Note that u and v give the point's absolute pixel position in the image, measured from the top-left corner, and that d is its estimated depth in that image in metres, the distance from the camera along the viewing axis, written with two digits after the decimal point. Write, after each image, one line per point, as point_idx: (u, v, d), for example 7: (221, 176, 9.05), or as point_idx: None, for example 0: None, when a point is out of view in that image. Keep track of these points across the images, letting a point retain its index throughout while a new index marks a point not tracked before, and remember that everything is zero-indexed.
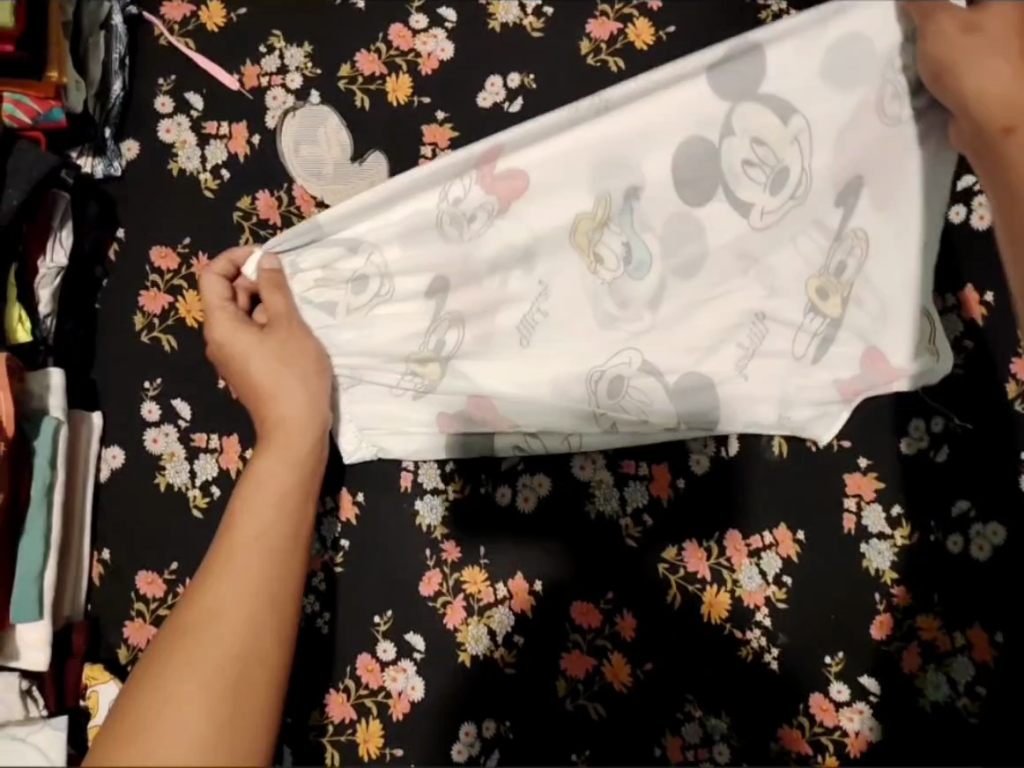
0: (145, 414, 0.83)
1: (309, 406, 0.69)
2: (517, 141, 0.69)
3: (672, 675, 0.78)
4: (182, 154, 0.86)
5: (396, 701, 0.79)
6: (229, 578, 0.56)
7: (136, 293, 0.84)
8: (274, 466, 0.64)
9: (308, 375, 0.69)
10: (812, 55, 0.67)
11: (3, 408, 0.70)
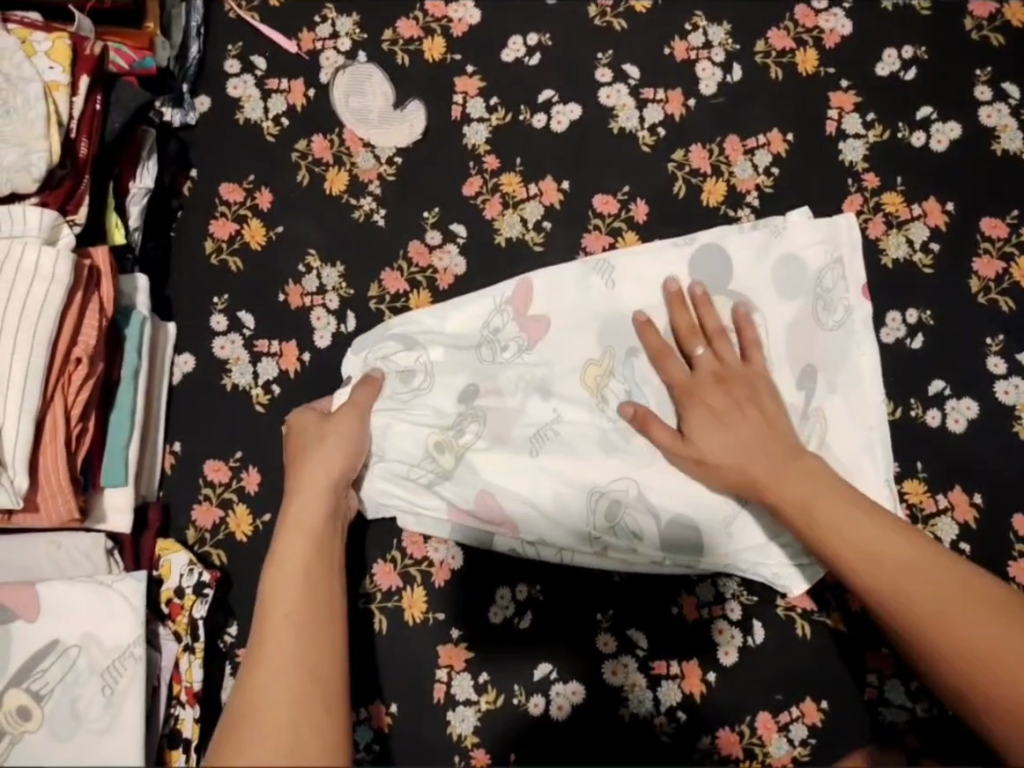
0: (214, 324, 0.94)
1: (327, 482, 0.78)
2: (543, 292, 0.91)
3: None
4: (248, 107, 1.00)
5: (439, 569, 0.89)
6: (274, 619, 0.65)
7: (207, 221, 0.97)
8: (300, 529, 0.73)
9: (340, 451, 0.81)
10: (763, 269, 0.90)
11: (105, 292, 0.82)
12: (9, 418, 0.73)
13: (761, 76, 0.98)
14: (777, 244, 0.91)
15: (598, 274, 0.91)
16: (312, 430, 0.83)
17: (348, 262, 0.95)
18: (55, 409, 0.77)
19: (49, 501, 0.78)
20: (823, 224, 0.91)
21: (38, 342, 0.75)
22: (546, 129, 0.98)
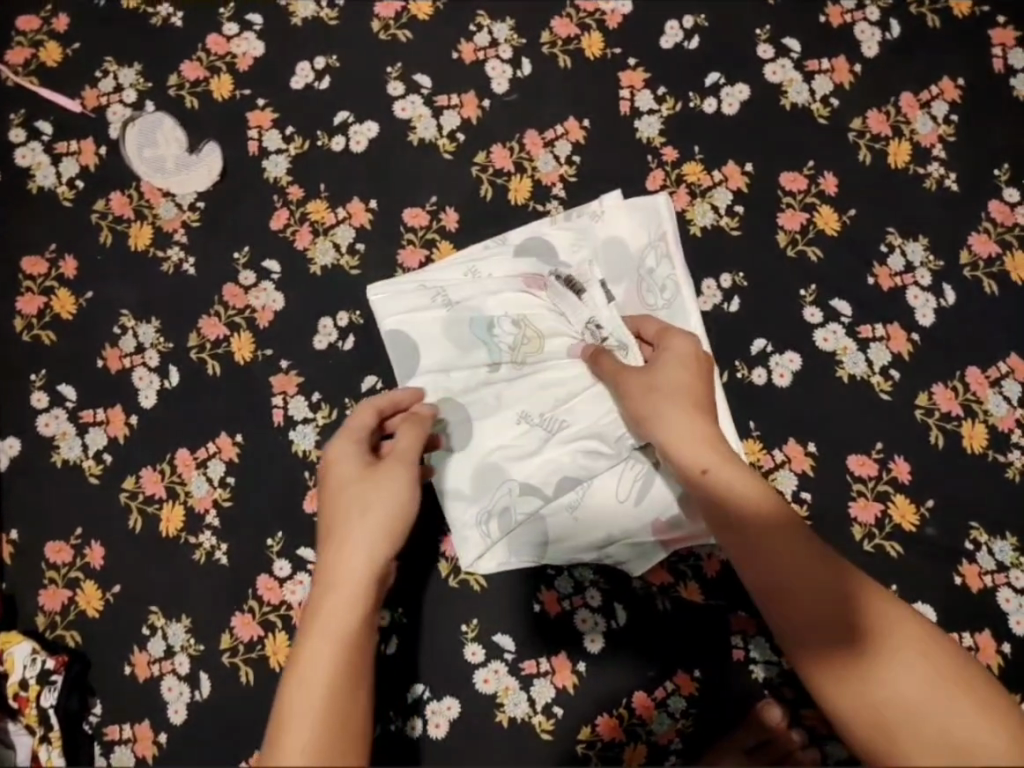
0: (35, 402, 0.92)
1: (366, 563, 0.64)
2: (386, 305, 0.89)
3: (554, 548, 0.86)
4: (39, 175, 0.97)
5: (298, 610, 0.87)
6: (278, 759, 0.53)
7: (13, 299, 0.95)
8: (327, 623, 0.60)
9: (390, 498, 0.69)
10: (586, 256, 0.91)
11: None
12: None
13: (551, 66, 0.98)
14: (598, 229, 0.92)
15: (433, 284, 0.89)
16: (350, 490, 0.70)
17: (163, 316, 0.93)
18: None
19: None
20: (643, 206, 0.91)
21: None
22: (346, 151, 0.97)
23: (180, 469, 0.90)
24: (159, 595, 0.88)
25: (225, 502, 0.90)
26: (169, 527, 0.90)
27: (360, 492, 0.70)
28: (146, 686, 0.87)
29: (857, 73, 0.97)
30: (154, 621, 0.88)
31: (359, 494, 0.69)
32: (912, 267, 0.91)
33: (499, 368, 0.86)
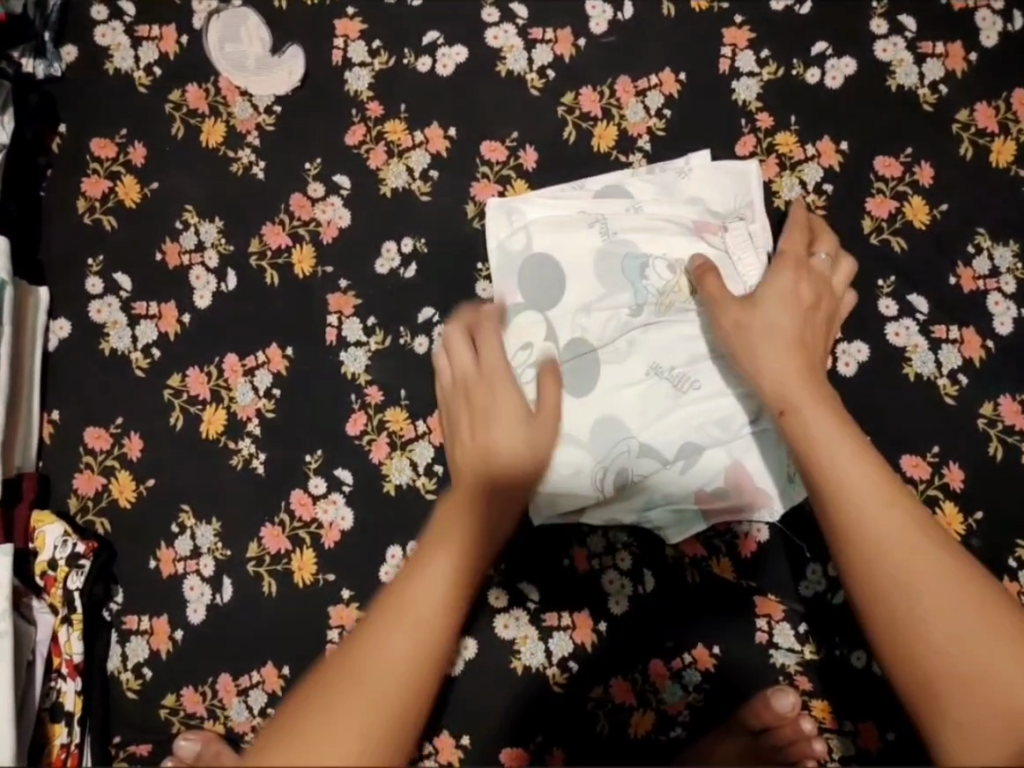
0: (90, 288, 0.92)
1: (444, 606, 0.55)
2: (496, 226, 0.89)
3: None
4: (117, 56, 0.95)
5: (328, 530, 0.87)
6: (366, 654, 0.51)
7: (79, 179, 0.93)
8: (402, 633, 0.53)
9: (476, 525, 0.62)
10: (669, 207, 0.88)
11: None
12: None
13: (654, 12, 0.94)
14: (683, 185, 0.89)
15: (523, 220, 0.89)
16: (483, 503, 0.65)
17: (226, 217, 0.92)
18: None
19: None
20: (727, 166, 0.89)
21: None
22: (431, 74, 0.94)
23: (227, 374, 0.90)
24: (191, 495, 0.89)
25: (269, 413, 0.89)
26: (209, 429, 0.89)
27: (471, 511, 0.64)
28: (169, 583, 0.87)
29: (971, 61, 0.92)
30: (184, 520, 0.88)
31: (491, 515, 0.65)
32: (998, 272, 0.88)
33: (593, 310, 0.86)
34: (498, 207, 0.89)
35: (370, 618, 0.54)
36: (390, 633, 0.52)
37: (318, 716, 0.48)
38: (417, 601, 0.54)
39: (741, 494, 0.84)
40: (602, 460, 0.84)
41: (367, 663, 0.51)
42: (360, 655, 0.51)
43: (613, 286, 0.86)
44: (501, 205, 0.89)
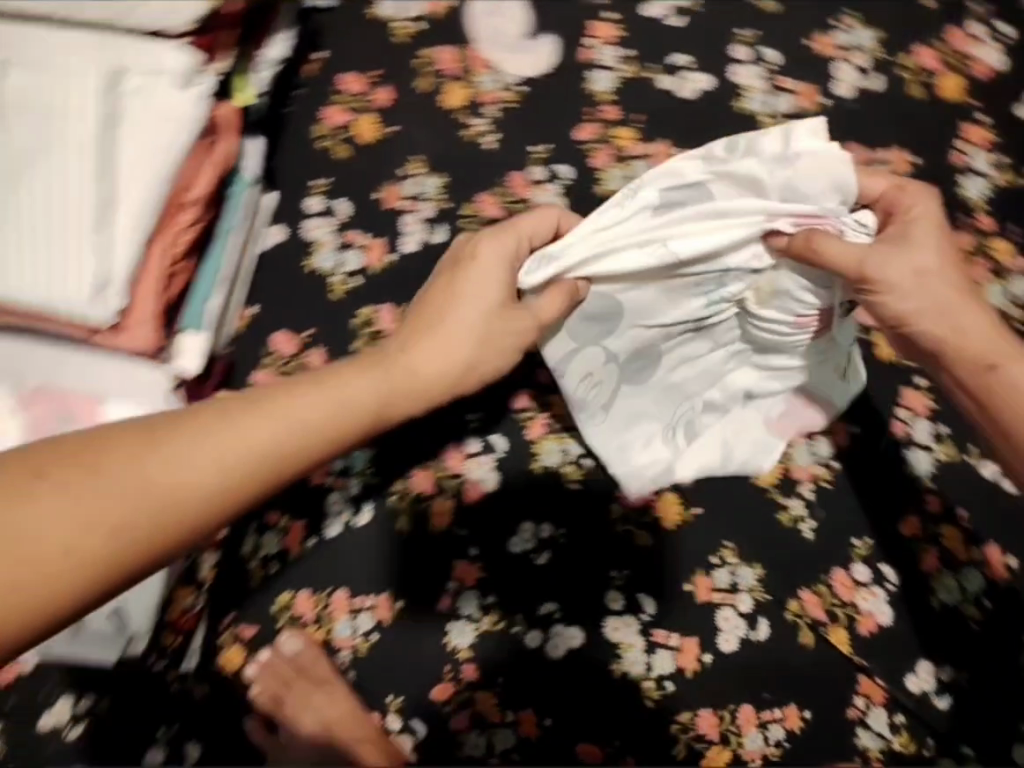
0: (308, 205, 0.95)
1: (327, 430, 0.61)
2: (563, 268, 0.71)
3: (734, 532, 0.88)
4: (382, 5, 0.99)
5: (471, 487, 0.90)
6: (262, 411, 0.59)
7: (321, 106, 0.97)
8: (191, 455, 0.55)
9: (396, 393, 0.65)
10: (610, 211, 0.71)
11: (225, 148, 0.80)
12: (117, 235, 0.72)
13: (899, 92, 0.97)
14: (687, 180, 0.71)
15: (585, 264, 0.71)
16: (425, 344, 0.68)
17: (450, 175, 0.95)
18: (156, 257, 0.76)
19: (100, 334, 0.75)
20: (802, 129, 0.70)
21: (142, 191, 0.73)
22: (673, 93, 0.96)
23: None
24: None
25: None
26: None
27: (493, 324, 0.69)
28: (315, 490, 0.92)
29: None
30: None
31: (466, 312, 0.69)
32: None
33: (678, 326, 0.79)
34: (541, 262, 0.70)
35: (228, 397, 0.60)
36: (237, 446, 0.57)
37: (176, 445, 0.55)
38: (208, 458, 0.56)
39: (803, 418, 0.87)
40: (669, 421, 0.88)
41: (265, 442, 0.58)
42: (146, 449, 0.55)
43: (701, 293, 0.76)
44: (543, 258, 0.70)
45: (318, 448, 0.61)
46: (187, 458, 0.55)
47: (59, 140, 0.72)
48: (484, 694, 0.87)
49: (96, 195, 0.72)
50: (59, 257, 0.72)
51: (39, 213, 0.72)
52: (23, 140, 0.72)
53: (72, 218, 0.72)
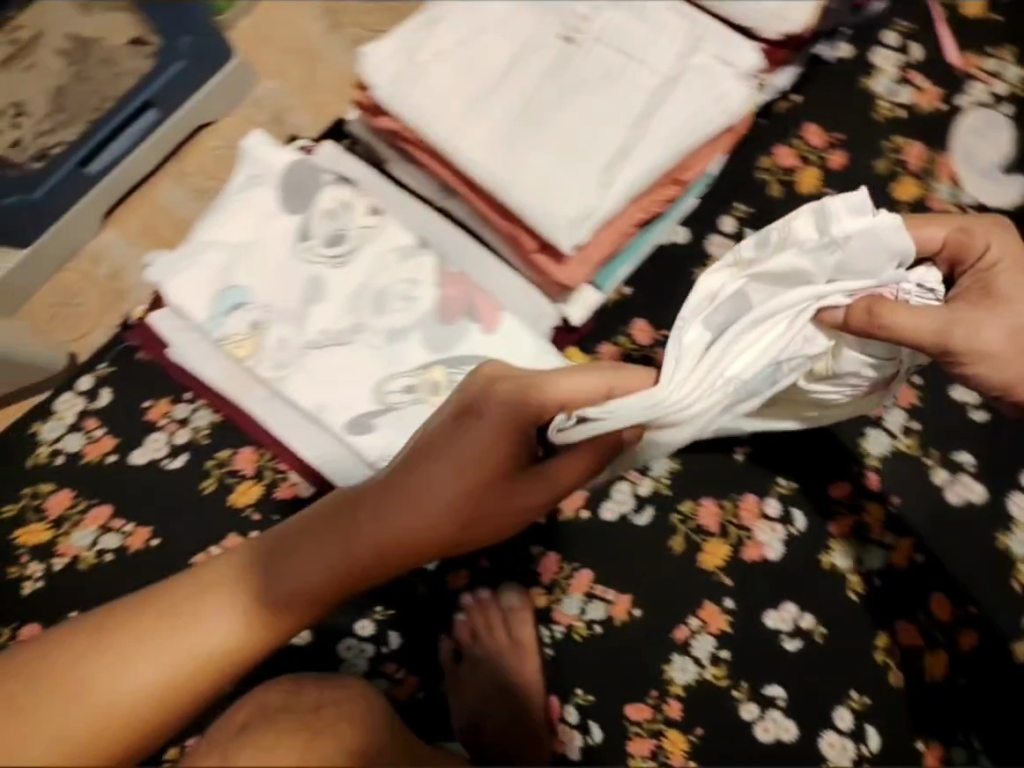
0: (722, 222, 0.93)
1: (366, 561, 0.61)
2: (624, 412, 0.55)
3: (987, 713, 0.85)
4: (877, 80, 0.94)
5: (754, 545, 0.90)
6: (247, 577, 0.61)
7: (776, 143, 0.94)
8: (133, 674, 0.56)
9: (457, 472, 0.61)
10: (740, 316, 0.61)
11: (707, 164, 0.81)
12: (618, 190, 0.75)
13: None
14: (769, 274, 0.63)
15: (676, 406, 0.56)
16: (457, 478, 0.61)
17: None
18: (629, 212, 0.79)
19: (544, 254, 0.79)
20: (844, 206, 0.63)
21: (662, 148, 0.75)
22: None
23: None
24: None
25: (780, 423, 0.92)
26: None
27: (491, 485, 0.62)
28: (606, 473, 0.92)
29: None
30: None
31: (491, 502, 0.63)
32: None
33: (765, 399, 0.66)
34: (639, 410, 0.55)
35: (216, 564, 0.63)
36: (174, 647, 0.58)
37: (87, 667, 0.56)
38: (169, 660, 0.57)
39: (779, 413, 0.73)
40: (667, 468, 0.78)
41: (264, 600, 0.60)
42: (158, 635, 0.58)
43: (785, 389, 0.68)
44: (606, 410, 0.56)
45: (344, 587, 0.61)
46: (146, 659, 0.57)
47: (617, 84, 0.76)
48: (678, 735, 0.86)
49: (625, 140, 0.76)
50: (565, 178, 0.75)
51: (567, 140, 0.76)
52: (586, 72, 0.77)
53: (596, 150, 0.76)
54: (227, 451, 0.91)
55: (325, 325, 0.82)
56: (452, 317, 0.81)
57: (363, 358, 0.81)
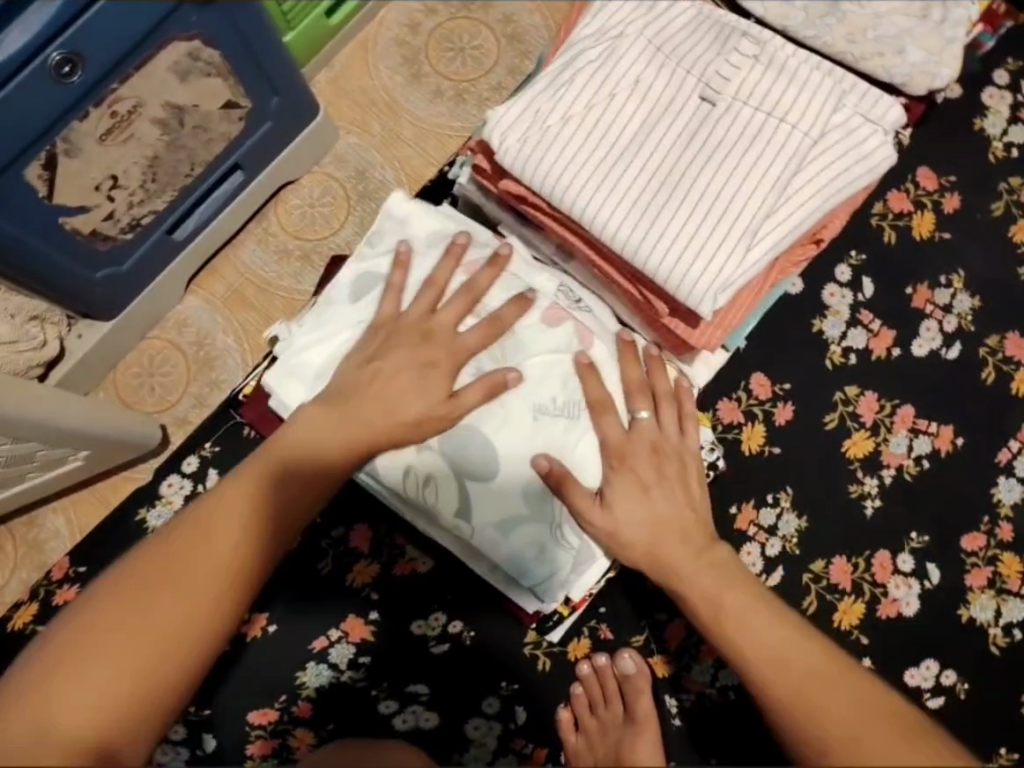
0: (837, 271, 0.94)
1: (230, 555, 0.63)
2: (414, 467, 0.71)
3: None
4: (989, 119, 0.97)
5: (890, 602, 0.87)
6: (160, 590, 0.60)
7: (890, 188, 0.96)
8: (172, 596, 0.60)
9: (246, 520, 0.64)
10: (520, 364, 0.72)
11: (835, 224, 0.77)
12: (756, 252, 0.71)
13: None
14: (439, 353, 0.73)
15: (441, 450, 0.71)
16: (207, 527, 0.63)
17: (987, 300, 0.93)
18: (763, 276, 0.75)
19: (676, 319, 0.75)
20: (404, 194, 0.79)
21: (803, 210, 0.71)
22: None
23: (895, 419, 0.90)
24: (799, 484, 0.89)
25: (908, 474, 0.89)
26: (850, 449, 0.90)
27: (250, 529, 0.64)
28: (736, 534, 0.88)
29: None
30: (781, 497, 0.89)
31: (215, 540, 0.63)
32: None
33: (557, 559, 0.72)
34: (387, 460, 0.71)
35: (136, 595, 0.60)
36: (94, 678, 0.57)
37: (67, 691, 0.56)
38: (153, 634, 0.59)
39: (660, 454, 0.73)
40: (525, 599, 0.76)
41: (172, 597, 0.60)
42: (99, 676, 0.57)
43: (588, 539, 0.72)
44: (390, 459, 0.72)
45: (231, 591, 0.62)
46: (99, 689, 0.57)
47: (757, 143, 0.72)
48: None
49: (766, 201, 0.71)
50: (704, 242, 0.70)
51: (703, 203, 0.71)
52: (724, 132, 0.72)
53: (739, 212, 0.70)
54: (341, 531, 0.89)
55: (452, 391, 0.70)
56: (592, 385, 0.71)
57: (484, 429, 0.70)
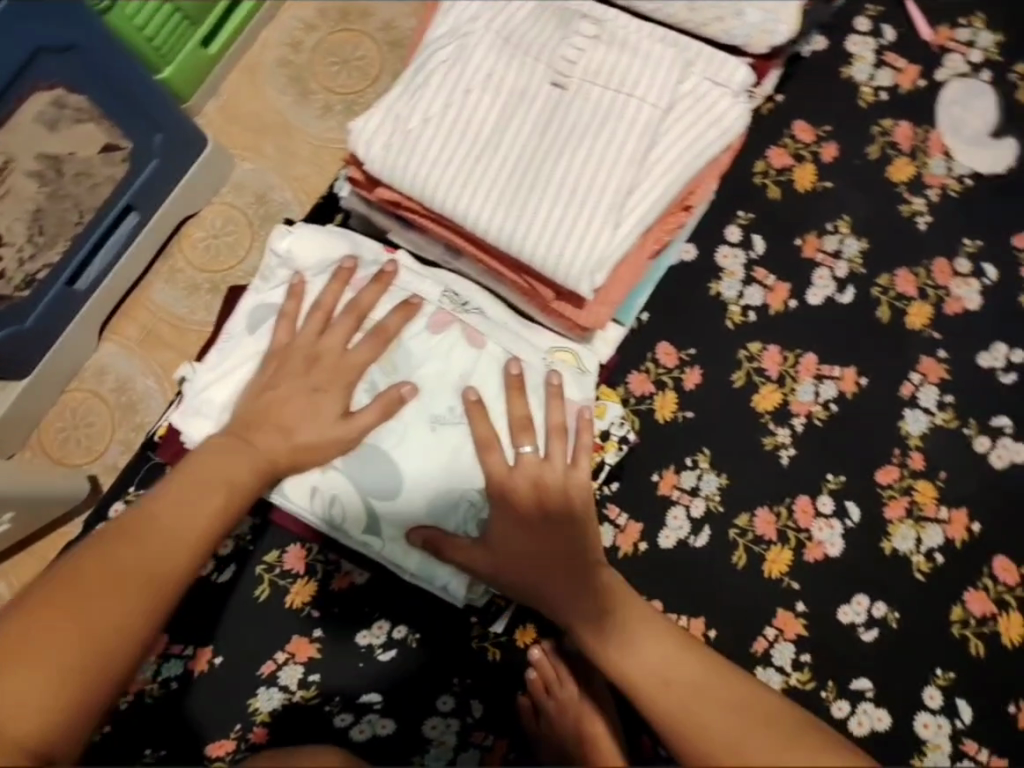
0: (727, 232, 0.96)
1: (169, 553, 0.63)
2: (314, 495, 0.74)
3: None
4: (856, 66, 1.00)
5: (815, 545, 0.89)
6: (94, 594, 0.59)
7: (768, 145, 0.98)
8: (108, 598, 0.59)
9: (187, 517, 0.65)
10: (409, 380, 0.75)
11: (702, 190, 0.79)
12: (624, 228, 0.72)
13: None
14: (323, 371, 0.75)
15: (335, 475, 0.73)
16: (149, 529, 0.64)
17: (874, 242, 0.95)
18: (638, 249, 0.77)
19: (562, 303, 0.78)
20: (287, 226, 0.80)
21: (662, 180, 0.73)
22: None
23: (800, 368, 0.93)
24: (715, 444, 0.91)
25: (819, 420, 0.92)
26: (760, 403, 0.92)
27: (192, 524, 0.65)
28: (660, 499, 0.90)
29: None
30: (699, 459, 0.91)
31: (158, 542, 0.63)
32: None
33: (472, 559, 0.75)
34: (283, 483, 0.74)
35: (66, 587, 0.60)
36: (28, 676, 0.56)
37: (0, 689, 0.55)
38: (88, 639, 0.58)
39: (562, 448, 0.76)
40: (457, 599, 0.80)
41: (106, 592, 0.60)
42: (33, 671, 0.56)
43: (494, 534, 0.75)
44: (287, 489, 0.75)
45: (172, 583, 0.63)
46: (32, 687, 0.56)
47: (610, 122, 0.74)
48: None
49: (625, 177, 0.73)
50: (572, 224, 0.72)
51: (566, 186, 0.73)
52: (577, 116, 0.74)
53: (600, 191, 0.72)
54: (276, 555, 0.91)
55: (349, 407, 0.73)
56: (487, 374, 0.74)
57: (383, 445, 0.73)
